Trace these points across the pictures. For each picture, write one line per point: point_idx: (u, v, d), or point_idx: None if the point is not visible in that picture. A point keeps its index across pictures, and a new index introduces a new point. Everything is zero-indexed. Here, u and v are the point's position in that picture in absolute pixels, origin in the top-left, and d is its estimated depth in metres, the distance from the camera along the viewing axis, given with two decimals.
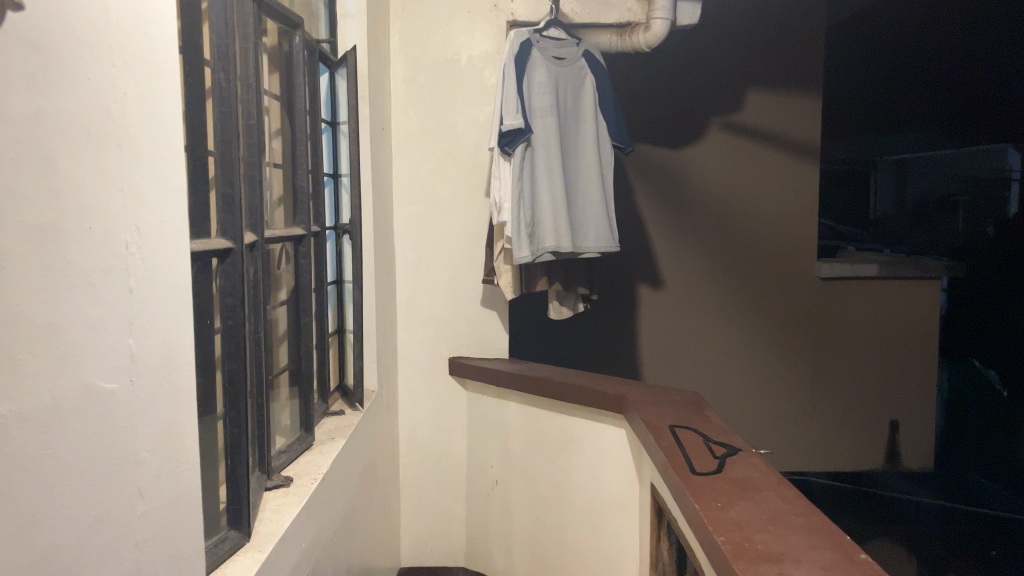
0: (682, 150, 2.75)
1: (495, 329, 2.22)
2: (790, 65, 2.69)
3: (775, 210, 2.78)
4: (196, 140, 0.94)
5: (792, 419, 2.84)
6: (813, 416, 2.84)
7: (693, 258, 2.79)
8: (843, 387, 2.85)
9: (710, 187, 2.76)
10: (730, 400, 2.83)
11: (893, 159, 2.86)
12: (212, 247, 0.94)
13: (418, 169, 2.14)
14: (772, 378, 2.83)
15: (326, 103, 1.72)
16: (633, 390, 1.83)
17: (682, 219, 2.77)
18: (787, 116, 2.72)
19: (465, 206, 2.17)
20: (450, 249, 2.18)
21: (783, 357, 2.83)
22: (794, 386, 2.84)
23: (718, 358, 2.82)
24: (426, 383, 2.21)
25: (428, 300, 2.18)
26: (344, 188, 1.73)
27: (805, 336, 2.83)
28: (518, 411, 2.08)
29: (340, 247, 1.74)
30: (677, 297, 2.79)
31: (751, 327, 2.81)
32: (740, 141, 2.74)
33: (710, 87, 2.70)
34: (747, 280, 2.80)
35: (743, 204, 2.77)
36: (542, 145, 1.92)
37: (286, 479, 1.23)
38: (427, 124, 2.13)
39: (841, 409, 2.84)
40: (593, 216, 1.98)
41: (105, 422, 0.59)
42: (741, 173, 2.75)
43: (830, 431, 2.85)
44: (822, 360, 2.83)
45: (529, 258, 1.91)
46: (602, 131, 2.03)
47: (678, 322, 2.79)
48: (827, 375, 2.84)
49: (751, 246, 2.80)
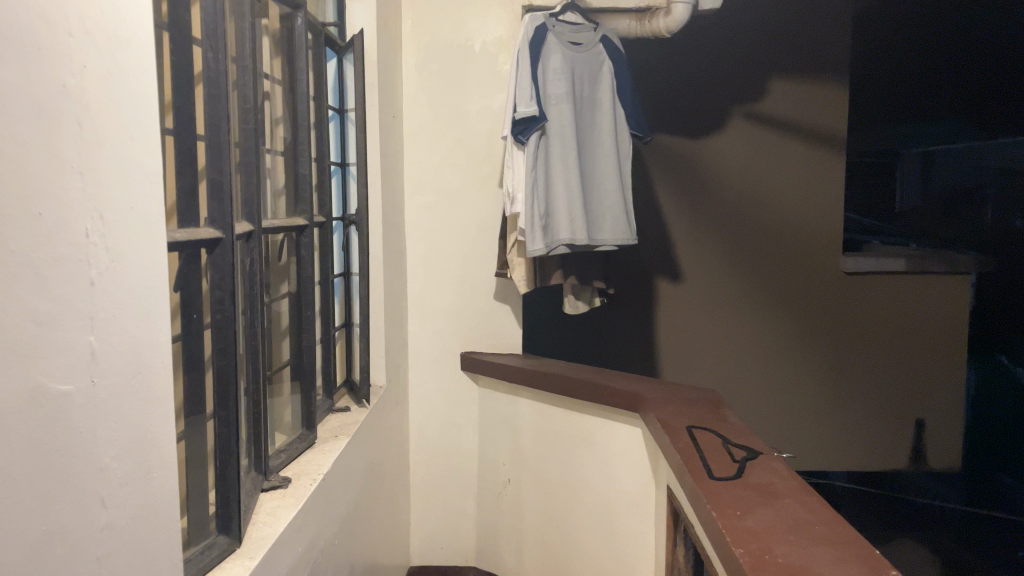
0: (703, 141, 2.59)
1: (508, 324, 2.16)
2: (822, 51, 2.54)
3: (800, 204, 2.63)
4: (182, 123, 0.89)
5: (816, 421, 2.70)
6: (838, 418, 2.70)
7: (714, 252, 2.63)
8: (869, 387, 2.71)
9: (734, 176, 2.61)
10: (753, 399, 2.69)
11: (921, 151, 2.71)
12: (199, 237, 0.89)
13: (430, 158, 2.09)
14: (796, 378, 2.68)
15: (334, 89, 1.67)
16: (649, 389, 1.76)
17: (704, 210, 2.62)
18: (815, 105, 2.58)
19: (477, 197, 2.11)
20: (462, 240, 2.12)
21: (807, 357, 2.68)
22: (818, 387, 2.69)
23: (739, 358, 2.67)
24: (436, 378, 2.16)
25: (438, 294, 2.13)
26: (352, 177, 1.69)
27: (830, 335, 2.67)
28: (530, 407, 2.02)
29: (348, 239, 1.70)
30: (697, 294, 2.64)
31: (775, 323, 2.66)
32: (765, 132, 2.59)
33: (735, 75, 2.55)
34: (771, 275, 2.65)
35: (766, 196, 2.62)
36: (556, 134, 1.85)
37: (285, 479, 1.19)
38: (439, 112, 2.07)
39: (866, 411, 2.71)
40: (609, 208, 1.91)
41: (58, 427, 0.54)
42: (765, 164, 2.61)
43: (855, 433, 2.71)
44: (847, 360, 2.69)
45: (544, 251, 1.84)
46: (621, 120, 1.96)
47: (699, 315, 2.65)
48: (852, 375, 2.70)
49: (776, 240, 2.64)
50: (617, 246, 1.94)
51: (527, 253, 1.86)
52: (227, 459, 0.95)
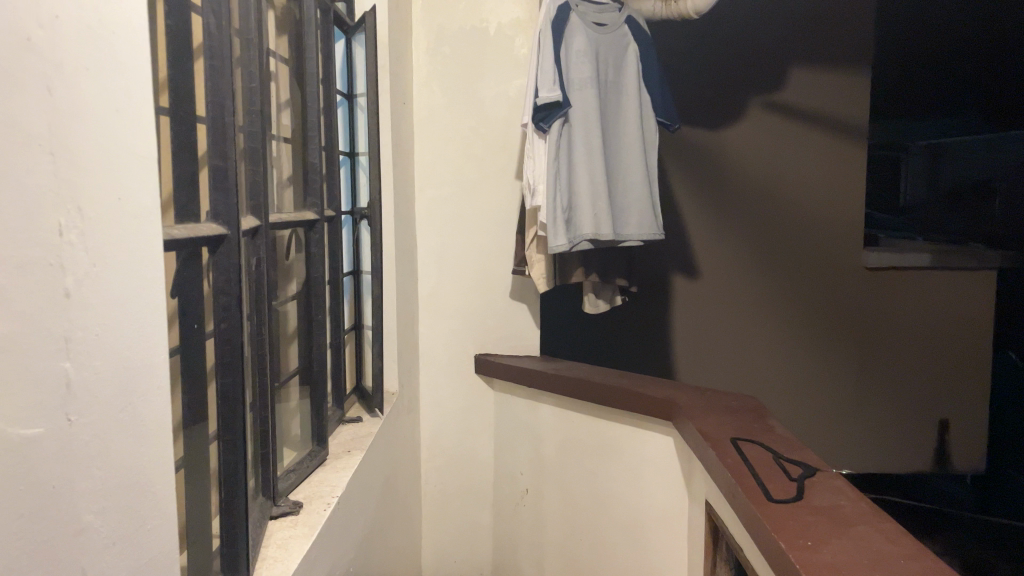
0: (719, 130, 2.39)
1: (525, 324, 2.03)
2: (846, 32, 2.32)
3: (823, 195, 2.41)
4: (180, 100, 0.76)
5: (843, 426, 2.49)
6: (866, 421, 2.49)
7: (731, 247, 2.43)
8: (898, 387, 2.48)
9: (749, 165, 2.40)
10: (775, 402, 2.50)
11: (924, 143, 2.37)
12: (202, 234, 0.76)
13: (444, 147, 1.96)
14: (819, 381, 2.48)
15: (342, 73, 1.55)
16: (682, 395, 1.65)
17: (717, 202, 2.42)
18: (835, 93, 2.36)
19: (494, 189, 1.97)
20: (476, 235, 1.99)
21: (830, 358, 2.47)
22: (844, 391, 2.48)
23: (759, 360, 2.47)
24: (450, 381, 2.04)
25: (452, 292, 2.01)
26: (362, 167, 1.56)
27: (854, 335, 2.46)
28: (552, 414, 1.90)
29: (358, 235, 1.56)
30: (715, 291, 2.44)
31: (792, 321, 2.46)
32: (785, 122, 2.38)
33: (754, 60, 2.35)
34: (792, 270, 2.44)
35: (785, 186, 2.41)
36: (580, 122, 1.73)
37: (295, 505, 1.06)
38: (452, 99, 1.95)
39: (893, 412, 2.49)
40: (635, 201, 1.79)
41: (24, 484, 0.41)
42: (785, 152, 2.39)
43: (883, 437, 2.50)
44: (872, 359, 2.48)
45: (566, 248, 1.72)
46: (648, 106, 1.85)
47: (714, 312, 2.45)
48: (877, 376, 2.48)
49: (797, 232, 2.43)
50: (643, 241, 1.82)
51: (548, 250, 1.74)
52: (234, 491, 0.82)
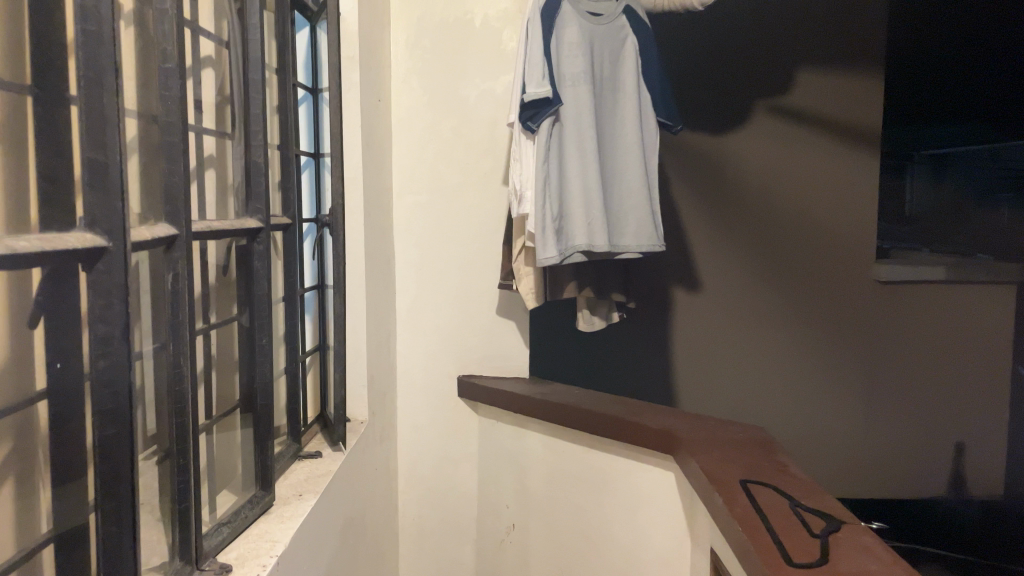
0: (721, 136, 2.04)
1: (513, 343, 1.86)
2: (857, 29, 1.98)
3: (827, 185, 2.05)
4: (46, 75, 0.60)
5: (854, 461, 2.11)
6: (883, 455, 2.10)
7: (728, 249, 2.08)
8: (917, 416, 2.09)
9: (750, 166, 2.05)
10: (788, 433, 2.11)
11: (925, 153, 2.02)
12: (68, 248, 0.59)
13: (423, 150, 1.80)
14: (827, 408, 2.10)
15: (307, 65, 1.40)
16: (682, 425, 1.48)
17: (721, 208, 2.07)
18: (843, 95, 2.02)
19: (478, 196, 1.80)
20: (458, 246, 1.82)
21: (838, 380, 2.09)
22: (856, 420, 2.10)
23: (757, 382, 2.10)
24: (429, 405, 1.87)
25: (431, 308, 1.84)
26: (326, 169, 1.40)
27: (867, 353, 2.08)
28: (540, 442, 1.73)
29: (321, 244, 1.41)
30: (716, 303, 2.09)
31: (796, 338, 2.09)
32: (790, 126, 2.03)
33: (756, 58, 2.00)
34: (794, 276, 2.08)
35: (783, 177, 2.05)
36: (572, 120, 1.56)
37: (224, 570, 0.89)
38: (432, 97, 1.78)
39: (911, 445, 2.10)
40: (633, 209, 1.63)
41: None
42: (790, 154, 2.04)
43: (899, 473, 2.10)
44: (884, 382, 2.09)
45: (557, 260, 1.55)
46: (647, 105, 1.69)
47: (716, 325, 2.09)
48: (891, 401, 2.09)
49: (799, 230, 2.07)
50: (642, 254, 1.65)
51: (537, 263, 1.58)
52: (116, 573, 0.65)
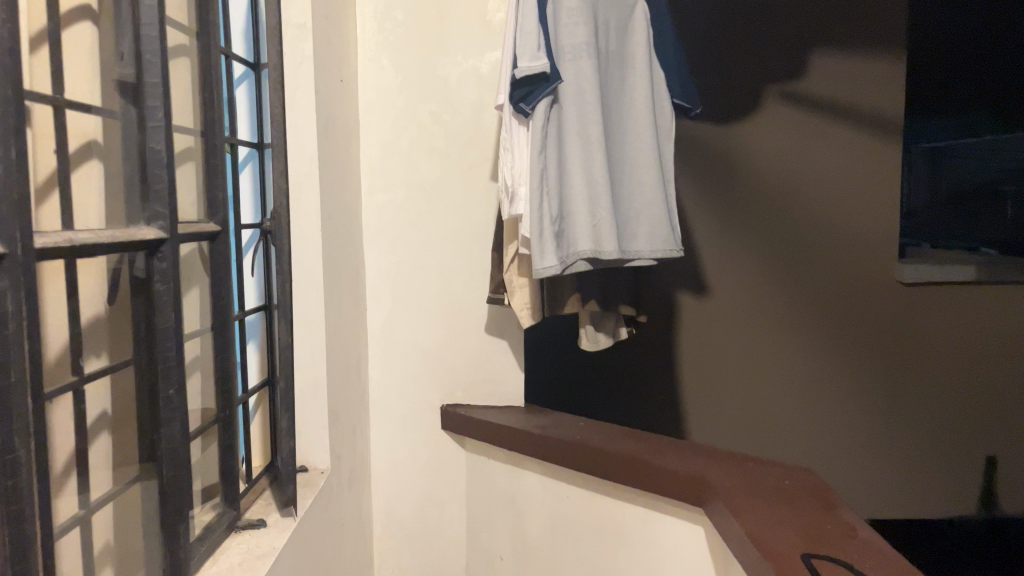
0: (726, 123, 1.83)
1: (505, 367, 1.60)
2: (883, 1, 1.73)
3: (867, 189, 1.81)
4: None
5: (856, 471, 1.88)
6: (890, 466, 1.87)
7: (744, 244, 1.85)
8: (942, 429, 1.86)
9: (761, 148, 1.83)
10: (795, 454, 1.91)
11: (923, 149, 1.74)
12: None
13: (396, 140, 1.52)
14: (838, 409, 1.87)
15: (244, 37, 1.16)
16: (713, 469, 1.22)
17: (720, 203, 1.85)
18: (849, 69, 1.77)
19: (463, 195, 1.54)
20: (439, 253, 1.55)
21: (858, 387, 1.86)
22: (874, 425, 1.86)
23: (764, 397, 1.90)
24: (409, 440, 1.58)
25: (410, 326, 1.56)
26: (270, 161, 1.15)
27: (892, 351, 1.85)
28: (539, 484, 1.47)
29: (269, 255, 1.15)
30: (727, 308, 1.88)
31: (811, 348, 1.87)
32: (807, 112, 1.80)
33: (776, 39, 1.78)
34: (816, 264, 1.84)
35: (817, 167, 1.82)
36: (573, 101, 1.30)
37: None
38: (405, 78, 1.51)
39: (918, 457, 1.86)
40: (646, 206, 1.37)
41: None
42: (807, 127, 1.81)
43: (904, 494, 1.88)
44: (907, 395, 1.86)
45: (559, 270, 1.29)
46: (660, 82, 1.43)
47: (724, 335, 1.88)
48: (918, 419, 1.86)
49: (827, 221, 1.83)
50: (658, 261, 1.39)
51: (534, 274, 1.31)
52: None
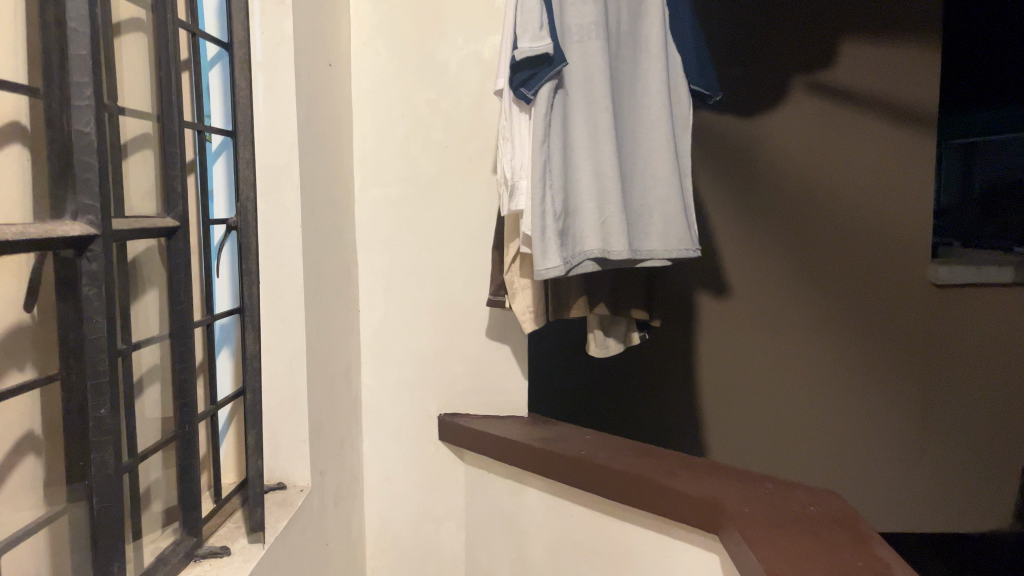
0: (752, 127, 2.27)
1: (507, 374, 1.49)
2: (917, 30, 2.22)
3: (866, 206, 2.30)
4: None
5: (847, 442, 2.38)
6: (874, 437, 2.38)
7: (768, 253, 2.32)
8: (913, 402, 2.37)
9: (786, 170, 2.29)
10: (799, 425, 2.37)
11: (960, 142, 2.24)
12: None
13: (393, 129, 1.42)
14: (836, 393, 2.36)
15: (219, 12, 1.06)
16: (730, 491, 1.10)
17: (749, 218, 2.30)
18: (875, 74, 2.25)
19: (462, 189, 1.43)
20: (437, 251, 1.44)
21: (857, 366, 2.36)
22: (863, 404, 2.36)
23: (781, 379, 2.35)
24: (404, 452, 1.48)
25: (406, 330, 1.46)
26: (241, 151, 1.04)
27: (880, 346, 2.36)
28: (542, 502, 1.36)
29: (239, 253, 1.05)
30: (748, 309, 2.33)
31: (818, 337, 2.35)
32: (831, 107, 2.27)
33: (798, 42, 2.23)
34: (822, 273, 2.34)
35: (827, 186, 2.30)
36: (580, 86, 1.18)
37: None
38: (403, 62, 1.40)
39: (897, 433, 2.38)
40: (659, 202, 1.26)
41: None
42: (817, 148, 2.28)
43: (879, 455, 2.39)
44: (897, 375, 2.36)
45: (562, 272, 1.18)
46: (675, 65, 1.31)
47: (750, 328, 2.34)
48: (898, 393, 2.37)
49: (831, 233, 2.32)
50: (672, 262, 1.28)
51: (535, 275, 1.20)
52: None
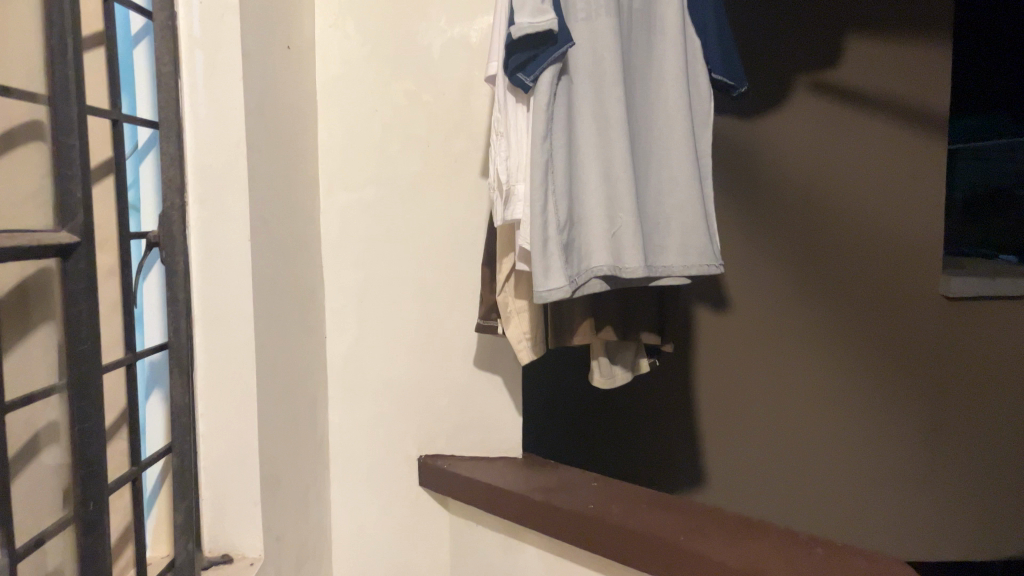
0: (754, 127, 2.10)
1: (499, 410, 1.29)
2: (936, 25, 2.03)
3: (878, 219, 2.11)
4: None
5: (856, 472, 2.20)
6: (880, 469, 2.20)
7: (768, 267, 2.13)
8: (930, 423, 2.20)
9: (794, 174, 2.11)
10: (808, 450, 2.19)
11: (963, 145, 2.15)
12: None
13: (364, 125, 1.21)
14: (841, 419, 2.19)
15: None
16: (771, 560, 0.91)
17: (753, 226, 2.12)
18: (889, 71, 2.07)
19: (446, 196, 1.24)
20: (417, 268, 1.24)
21: (870, 387, 2.18)
22: (869, 432, 2.19)
23: (788, 400, 2.18)
24: (379, 501, 1.28)
25: (380, 359, 1.25)
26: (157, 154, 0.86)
27: (890, 369, 2.17)
28: (541, 562, 1.17)
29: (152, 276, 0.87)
30: (748, 327, 2.16)
31: (828, 355, 2.17)
32: (839, 108, 2.09)
33: (809, 34, 2.05)
34: (827, 289, 2.15)
35: (830, 195, 2.11)
36: (587, 71, 0.99)
37: None
38: (376, 47, 1.20)
39: (903, 464, 2.20)
40: (679, 210, 1.06)
41: None
42: (828, 150, 2.10)
43: (894, 483, 2.20)
44: (913, 395, 2.18)
45: (568, 294, 0.98)
46: (694, 52, 1.12)
47: (755, 346, 2.16)
48: (914, 415, 2.19)
49: (840, 246, 2.13)
50: (693, 281, 1.09)
51: (534, 298, 1.00)
52: None
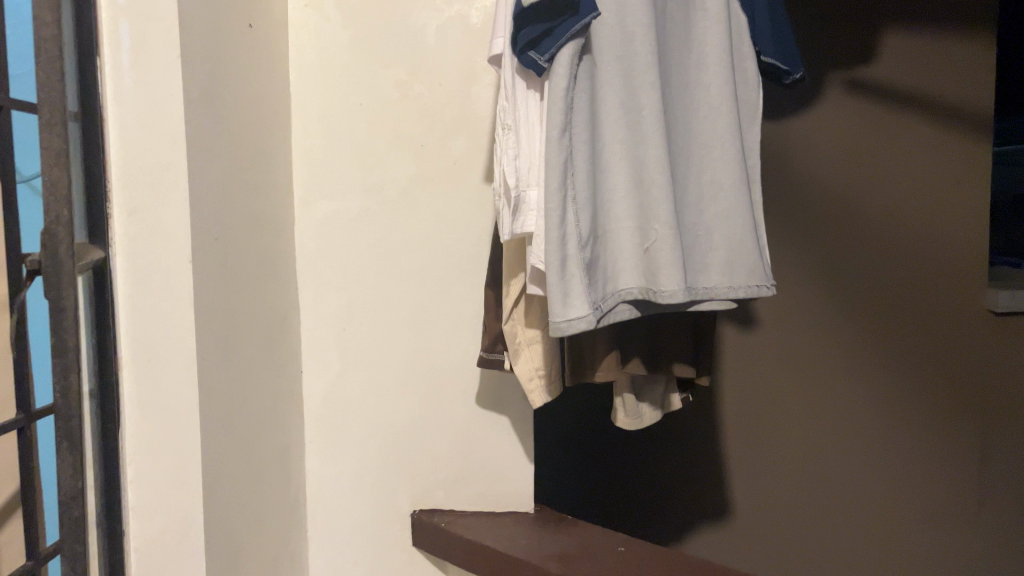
0: (786, 125, 1.85)
1: (505, 454, 1.10)
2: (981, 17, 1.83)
3: (922, 227, 1.90)
4: None
5: (899, 507, 1.97)
6: (927, 504, 1.98)
7: (805, 284, 1.89)
8: (975, 448, 2.01)
9: (830, 176, 1.87)
10: (847, 484, 1.95)
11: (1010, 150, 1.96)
12: None
13: (346, 120, 1.03)
14: (885, 450, 1.96)
15: None
16: None
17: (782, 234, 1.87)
18: (933, 64, 1.85)
19: (442, 204, 1.05)
20: (409, 289, 1.05)
21: (914, 412, 1.95)
22: (915, 464, 1.97)
23: (825, 429, 1.94)
24: (365, 563, 1.08)
25: (366, 396, 1.06)
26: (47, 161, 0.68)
27: (938, 394, 1.96)
28: None
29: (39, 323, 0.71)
30: (778, 349, 1.90)
31: (870, 379, 1.94)
32: (880, 104, 1.85)
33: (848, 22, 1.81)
34: (871, 306, 1.92)
35: (871, 199, 1.88)
36: (615, 47, 0.80)
37: None
38: (359, 28, 1.02)
39: (950, 497, 2.00)
40: (722, 216, 0.87)
41: None
42: (869, 150, 1.87)
43: (939, 518, 1.99)
44: (959, 420, 1.98)
45: (593, 323, 0.78)
46: (738, 29, 0.93)
47: (787, 370, 1.91)
48: (958, 440, 1.99)
49: (883, 257, 1.90)
50: (740, 302, 0.89)
51: (550, 329, 0.80)
52: None
